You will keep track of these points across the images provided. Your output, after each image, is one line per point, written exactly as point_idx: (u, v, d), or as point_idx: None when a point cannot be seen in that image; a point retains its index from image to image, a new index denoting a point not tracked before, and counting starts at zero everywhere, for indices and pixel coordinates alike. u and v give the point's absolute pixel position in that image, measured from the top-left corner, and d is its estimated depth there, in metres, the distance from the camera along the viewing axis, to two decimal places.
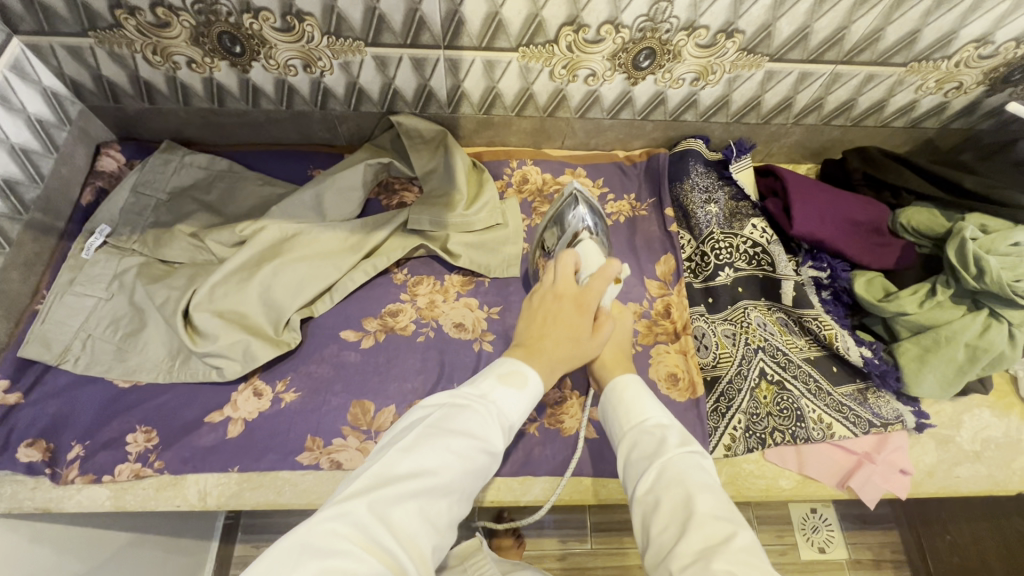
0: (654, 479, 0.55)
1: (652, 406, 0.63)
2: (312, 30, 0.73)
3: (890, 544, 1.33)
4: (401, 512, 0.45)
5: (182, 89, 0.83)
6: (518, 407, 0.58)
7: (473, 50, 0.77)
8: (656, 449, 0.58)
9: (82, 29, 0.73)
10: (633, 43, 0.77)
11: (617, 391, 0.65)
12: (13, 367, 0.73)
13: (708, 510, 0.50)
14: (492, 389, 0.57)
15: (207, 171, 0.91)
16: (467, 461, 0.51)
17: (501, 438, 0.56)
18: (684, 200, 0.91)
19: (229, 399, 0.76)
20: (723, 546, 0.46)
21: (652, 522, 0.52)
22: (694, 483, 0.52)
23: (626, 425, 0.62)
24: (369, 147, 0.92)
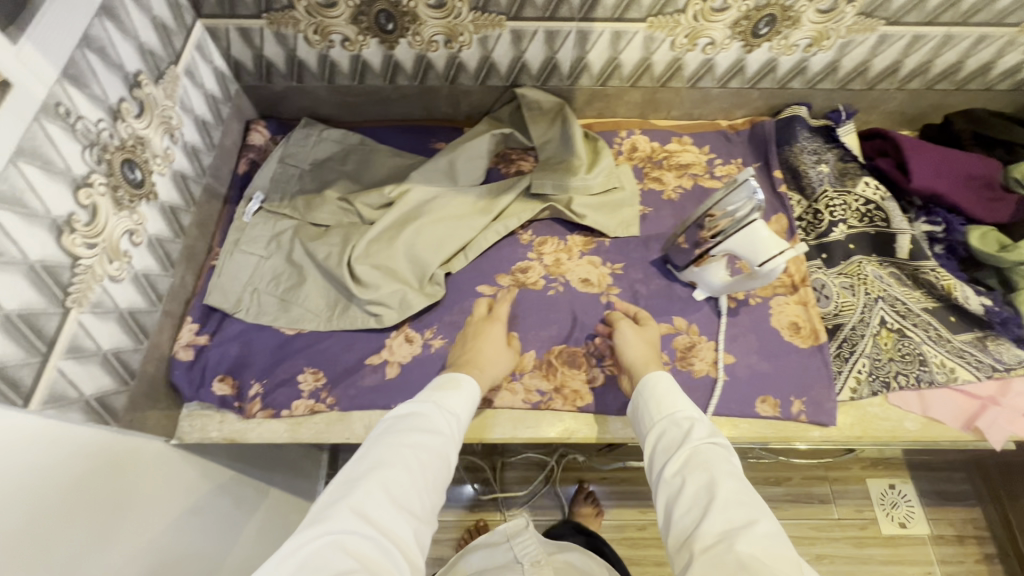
0: (681, 464, 0.61)
1: (681, 398, 0.69)
2: (462, 6, 0.80)
3: (972, 520, 1.33)
4: (380, 507, 0.54)
5: (330, 66, 0.91)
6: (461, 405, 0.68)
7: (605, 22, 0.83)
8: (681, 438, 0.64)
9: (258, 11, 0.81)
10: (757, 10, 0.81)
11: (649, 382, 0.71)
12: (200, 313, 0.81)
13: (732, 498, 0.56)
14: (444, 396, 0.67)
15: (343, 144, 0.98)
16: (427, 459, 0.60)
17: (454, 437, 0.65)
18: (794, 162, 0.95)
19: (384, 344, 0.83)
20: (744, 531, 0.53)
21: (675, 505, 0.59)
22: (720, 470, 0.58)
23: (655, 412, 0.69)
24: (489, 120, 0.98)
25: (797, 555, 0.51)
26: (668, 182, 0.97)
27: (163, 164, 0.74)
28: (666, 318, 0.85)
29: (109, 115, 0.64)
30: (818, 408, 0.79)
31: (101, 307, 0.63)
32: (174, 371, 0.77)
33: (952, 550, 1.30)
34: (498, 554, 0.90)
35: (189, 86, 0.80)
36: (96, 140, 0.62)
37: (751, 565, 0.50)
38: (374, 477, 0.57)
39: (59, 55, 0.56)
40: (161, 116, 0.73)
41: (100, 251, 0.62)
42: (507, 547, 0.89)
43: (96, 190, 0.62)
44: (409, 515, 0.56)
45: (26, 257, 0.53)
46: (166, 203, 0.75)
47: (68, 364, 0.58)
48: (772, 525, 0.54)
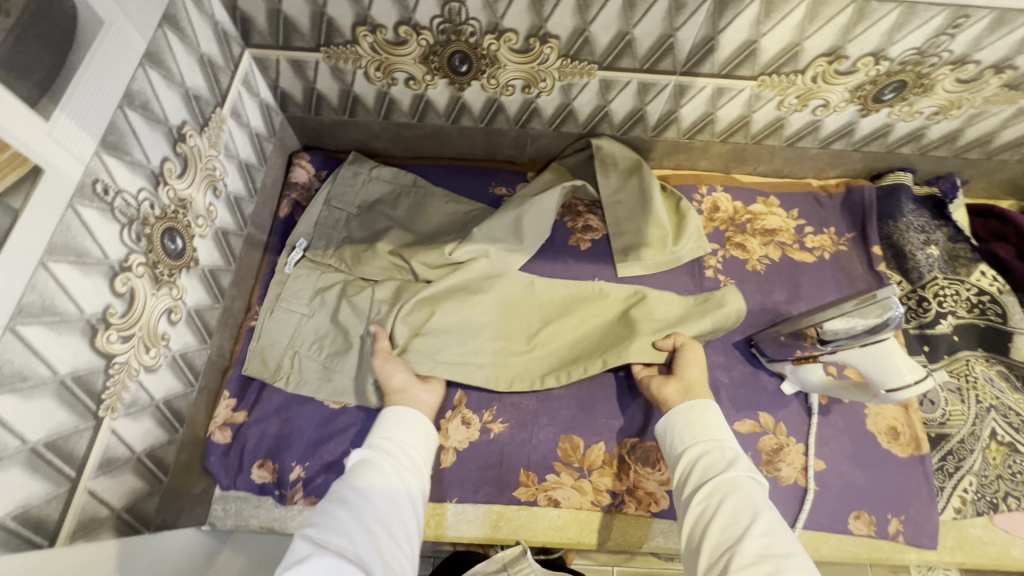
0: (719, 487, 0.55)
1: (725, 429, 0.61)
2: (551, 52, 0.70)
3: None
4: (339, 538, 0.47)
5: (389, 104, 0.81)
6: (414, 434, 0.62)
7: (710, 77, 0.72)
8: (723, 466, 0.57)
9: (315, 44, 0.71)
10: (887, 76, 0.71)
11: (695, 408, 0.63)
12: (237, 386, 0.73)
13: (775, 529, 0.50)
14: (388, 427, 0.62)
15: (393, 185, 0.87)
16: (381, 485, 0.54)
17: (413, 464, 0.59)
18: (899, 239, 0.86)
19: (439, 427, 0.75)
20: (790, 564, 0.47)
21: (706, 528, 0.53)
22: (760, 504, 0.52)
23: (693, 435, 0.61)
24: (556, 168, 0.88)
25: None
26: (753, 250, 0.87)
27: (205, 224, 0.65)
28: (751, 414, 0.77)
29: (151, 182, 0.55)
30: (918, 529, 0.71)
31: (136, 405, 0.55)
32: (208, 455, 0.69)
33: None
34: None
35: (234, 128, 0.70)
36: (136, 215, 0.53)
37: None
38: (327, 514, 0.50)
39: (98, 122, 0.47)
40: (205, 169, 0.64)
41: (136, 342, 0.54)
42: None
43: (135, 273, 0.53)
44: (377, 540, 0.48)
45: (56, 373, 0.44)
46: (206, 267, 0.66)
47: (98, 481, 0.51)
48: (810, 567, 0.48)
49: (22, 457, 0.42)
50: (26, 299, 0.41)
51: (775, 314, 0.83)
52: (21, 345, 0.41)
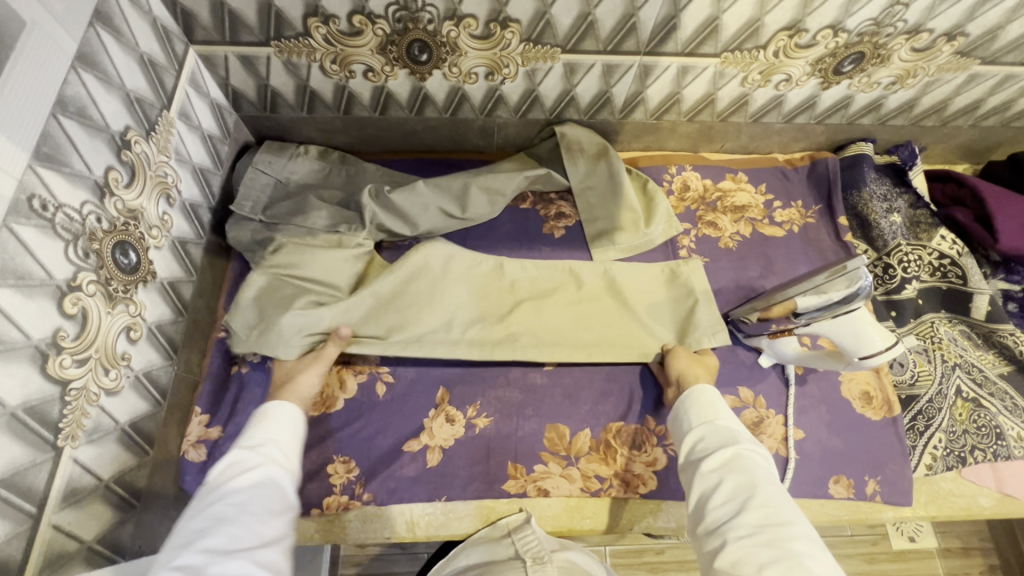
0: (721, 463, 0.57)
1: (725, 408, 0.63)
2: (512, 37, 0.68)
3: None
4: (212, 560, 0.44)
5: (348, 98, 0.78)
6: (282, 430, 0.59)
7: (674, 56, 0.72)
8: (727, 439, 0.59)
9: (265, 38, 0.67)
10: (846, 48, 0.72)
11: (702, 391, 0.65)
12: (210, 401, 0.69)
13: (772, 499, 0.52)
14: (257, 431, 0.58)
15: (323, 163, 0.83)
16: (258, 496, 0.51)
17: (287, 461, 0.57)
18: (863, 209, 0.88)
19: (423, 426, 0.74)
20: (786, 531, 0.49)
21: (710, 501, 0.55)
22: (761, 477, 0.54)
23: (696, 417, 0.63)
24: (524, 157, 0.88)
25: (833, 561, 0.47)
26: (724, 227, 0.88)
27: (161, 235, 0.62)
28: (731, 390, 0.78)
29: (95, 194, 0.51)
30: (894, 488, 0.74)
31: (99, 431, 0.52)
32: (184, 476, 0.65)
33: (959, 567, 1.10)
34: (497, 550, 0.67)
35: (185, 131, 0.67)
36: (82, 230, 0.49)
37: (794, 559, 0.47)
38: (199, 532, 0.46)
39: (28, 133, 0.44)
40: (156, 177, 0.61)
41: (93, 364, 0.51)
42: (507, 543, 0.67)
43: (85, 292, 0.49)
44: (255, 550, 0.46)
45: (4, 405, 0.41)
46: (165, 280, 0.63)
47: (64, 514, 0.48)
48: (810, 530, 0.50)
49: None
50: None
51: (749, 289, 0.84)
52: None
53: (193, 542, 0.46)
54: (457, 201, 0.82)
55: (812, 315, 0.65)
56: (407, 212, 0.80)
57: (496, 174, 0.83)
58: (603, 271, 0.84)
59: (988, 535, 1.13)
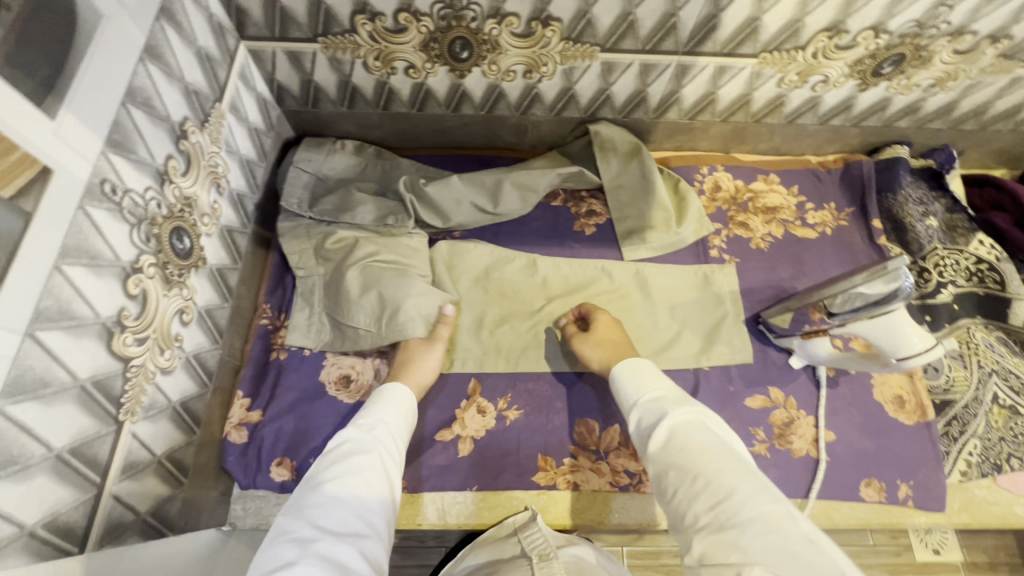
0: (664, 442, 0.56)
1: (654, 380, 0.64)
2: (553, 35, 0.69)
3: None
4: (323, 538, 0.46)
5: (388, 94, 0.80)
6: (397, 415, 0.62)
7: (712, 56, 0.72)
8: (660, 416, 0.59)
9: (313, 34, 0.70)
10: (886, 49, 0.71)
11: (628, 367, 0.66)
12: (251, 386, 0.72)
13: (718, 468, 0.52)
14: (374, 411, 0.61)
15: (359, 158, 0.85)
16: (368, 481, 0.53)
17: (397, 448, 0.59)
18: (898, 212, 0.87)
19: (455, 416, 0.75)
20: (735, 498, 0.49)
21: (666, 488, 0.54)
22: (699, 444, 0.54)
23: (634, 394, 0.64)
24: (556, 155, 0.89)
25: (786, 510, 0.48)
26: (756, 228, 0.88)
27: (211, 223, 0.64)
28: (761, 390, 0.78)
29: (157, 180, 0.54)
30: (926, 494, 0.73)
31: (154, 408, 0.54)
32: (226, 455, 0.68)
33: None
34: (505, 548, 0.63)
35: (234, 123, 0.69)
36: (144, 214, 0.52)
37: (749, 528, 0.46)
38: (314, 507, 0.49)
39: (103, 120, 0.46)
40: (208, 167, 0.63)
41: (150, 344, 0.53)
42: (515, 540, 0.64)
43: (146, 274, 0.52)
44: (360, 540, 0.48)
45: (76, 378, 0.44)
46: (214, 266, 0.65)
47: (122, 486, 0.50)
48: (755, 486, 0.50)
49: (48, 464, 0.41)
50: (42, 304, 0.40)
51: (780, 290, 0.84)
52: (41, 351, 0.40)
53: (307, 514, 0.49)
54: (491, 197, 0.84)
55: (843, 316, 0.66)
56: (444, 208, 0.81)
57: (529, 172, 0.85)
58: (634, 271, 0.85)
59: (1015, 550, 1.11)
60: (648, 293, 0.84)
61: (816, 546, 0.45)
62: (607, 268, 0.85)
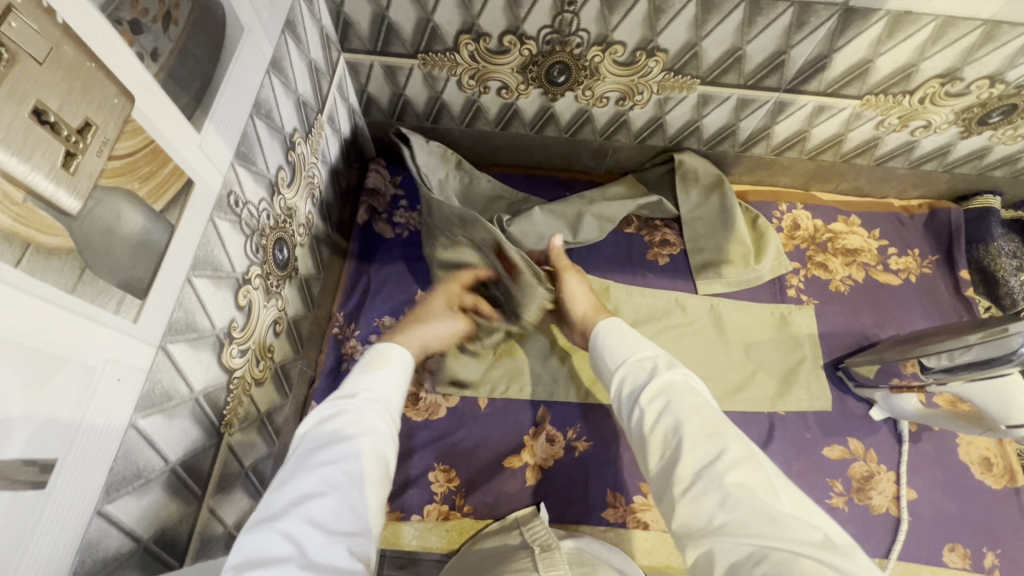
0: (652, 397, 0.50)
1: (634, 335, 0.59)
2: (655, 65, 0.68)
3: None
4: (309, 533, 0.38)
5: (476, 112, 0.80)
6: (388, 391, 0.54)
7: (814, 95, 0.71)
8: (650, 373, 0.53)
9: (414, 51, 0.70)
10: (998, 99, 0.69)
11: (610, 329, 0.61)
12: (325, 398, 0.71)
13: (706, 429, 0.46)
14: (365, 386, 0.53)
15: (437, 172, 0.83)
16: (356, 462, 0.44)
17: (388, 424, 0.51)
18: (990, 265, 0.85)
19: (523, 443, 0.74)
20: (720, 464, 0.43)
21: (648, 446, 0.48)
22: (685, 404, 0.48)
23: (615, 350, 0.58)
24: (631, 181, 0.87)
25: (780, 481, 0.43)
26: (836, 270, 0.86)
27: (304, 233, 0.64)
28: (839, 440, 0.75)
29: (269, 191, 0.54)
30: (1016, 565, 0.70)
31: (247, 419, 0.54)
32: None
33: None
34: (506, 539, 0.62)
35: (329, 134, 0.70)
36: (257, 226, 0.52)
37: (742, 494, 0.41)
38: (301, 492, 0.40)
39: (235, 132, 0.46)
40: (307, 178, 0.63)
41: (250, 355, 0.53)
42: (517, 534, 0.62)
43: (253, 285, 0.52)
44: (351, 533, 0.40)
45: (192, 391, 0.43)
46: (303, 277, 0.65)
47: (216, 498, 0.50)
48: (743, 450, 0.44)
49: (163, 478, 0.41)
50: (174, 316, 0.40)
51: (861, 337, 0.81)
52: (168, 363, 0.40)
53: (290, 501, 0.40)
54: (570, 227, 0.82)
55: (937, 377, 0.65)
56: (524, 241, 0.80)
57: (610, 202, 0.83)
58: (709, 306, 0.83)
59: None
60: (723, 329, 0.81)
61: (800, 519, 0.39)
62: (681, 301, 0.83)
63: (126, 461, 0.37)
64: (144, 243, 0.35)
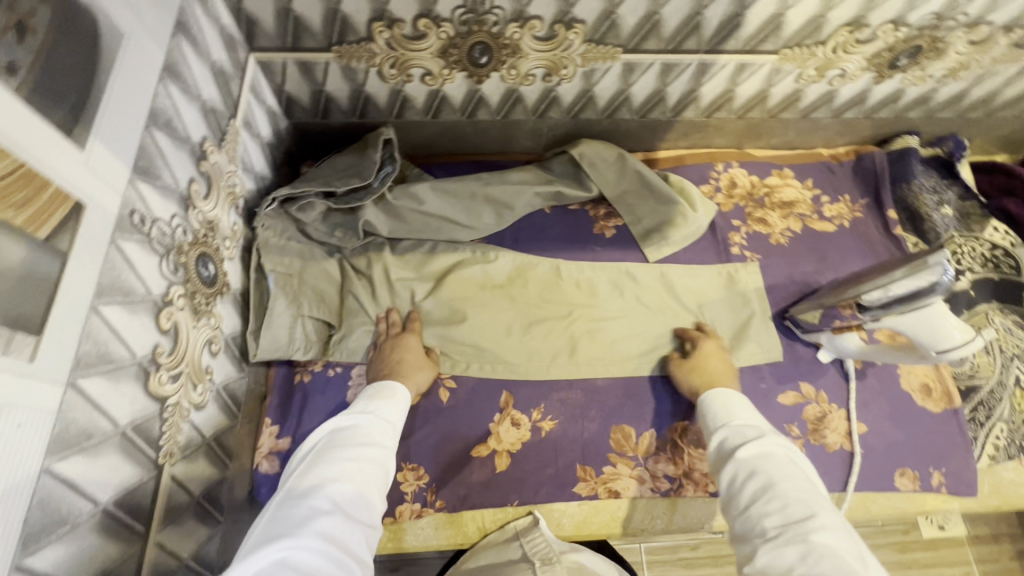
0: (752, 457, 0.53)
1: (745, 410, 0.61)
2: (576, 37, 0.68)
3: (1006, 519, 1.22)
4: (333, 512, 0.46)
5: (402, 102, 0.77)
6: (398, 415, 0.62)
7: (734, 53, 0.72)
8: (751, 437, 0.56)
9: (327, 44, 0.67)
10: (904, 42, 0.72)
11: (720, 395, 0.64)
12: (278, 412, 0.69)
13: (796, 494, 0.48)
14: (379, 406, 0.61)
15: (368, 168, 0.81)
16: (372, 464, 0.52)
17: (393, 440, 0.58)
18: (914, 203, 0.89)
19: (490, 431, 0.73)
20: (809, 524, 0.45)
21: (737, 497, 0.51)
22: (780, 471, 0.51)
23: (712, 416, 0.61)
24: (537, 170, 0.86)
25: (867, 553, 0.44)
26: (775, 224, 0.88)
27: (231, 245, 0.61)
28: (792, 386, 0.78)
29: (181, 206, 0.51)
30: (958, 479, 0.75)
31: (190, 446, 0.51)
32: (257, 487, 0.66)
33: (988, 550, 1.19)
34: (506, 553, 0.67)
35: (248, 139, 0.66)
36: (172, 243, 0.49)
37: (826, 552, 0.43)
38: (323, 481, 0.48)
39: (129, 146, 0.43)
40: (226, 187, 0.60)
41: (184, 380, 0.50)
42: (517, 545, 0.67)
43: (176, 306, 0.49)
44: (364, 521, 0.48)
45: (117, 426, 0.41)
46: (235, 290, 0.62)
47: (165, 532, 0.48)
48: (837, 523, 0.46)
49: (95, 519, 0.39)
50: (82, 349, 0.37)
51: (803, 285, 0.84)
52: (81, 399, 0.37)
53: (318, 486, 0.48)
54: (464, 210, 0.81)
55: (869, 313, 0.68)
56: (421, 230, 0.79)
57: (505, 186, 0.82)
58: (659, 274, 0.84)
59: (1011, 522, 1.22)
60: (674, 293, 0.83)
61: None
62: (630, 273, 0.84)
63: (45, 510, 0.34)
64: (28, 275, 0.33)
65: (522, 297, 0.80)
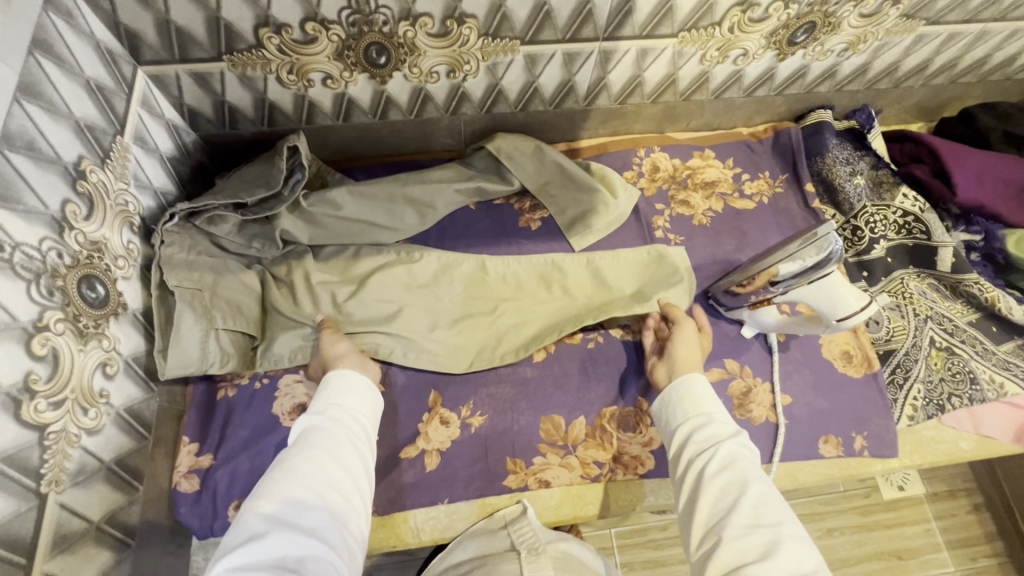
0: (729, 454, 0.57)
1: (719, 405, 0.64)
2: (470, 33, 0.68)
3: (961, 475, 1.26)
4: (286, 508, 0.48)
5: (309, 107, 0.76)
6: (355, 396, 0.63)
7: (632, 39, 0.72)
8: (725, 435, 0.60)
9: (217, 53, 0.65)
10: (797, 19, 0.73)
11: (691, 383, 0.66)
12: (198, 429, 0.69)
13: (763, 498, 0.53)
14: (328, 396, 0.62)
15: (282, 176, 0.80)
16: (324, 451, 0.54)
17: (351, 424, 0.60)
18: (828, 174, 0.91)
19: (418, 431, 0.73)
20: (778, 530, 0.50)
21: (704, 489, 0.56)
22: (755, 475, 0.55)
23: (688, 410, 0.64)
24: (457, 166, 0.86)
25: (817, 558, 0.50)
26: (697, 205, 0.89)
27: (127, 264, 0.60)
28: (717, 363, 0.79)
29: (54, 229, 0.50)
30: (880, 442, 0.77)
31: (84, 473, 0.53)
32: (178, 507, 0.65)
33: (946, 507, 1.23)
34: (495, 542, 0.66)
35: (142, 155, 0.65)
36: (43, 267, 0.48)
37: (788, 557, 0.48)
38: (274, 481, 0.50)
39: None
40: (117, 206, 0.59)
41: (69, 405, 0.50)
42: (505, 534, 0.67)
43: (54, 330, 0.48)
44: (326, 504, 0.50)
45: None
46: (134, 310, 0.61)
47: None
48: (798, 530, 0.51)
49: None
50: None
51: (726, 263, 0.86)
52: None
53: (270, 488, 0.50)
54: (386, 211, 0.79)
55: (777, 289, 0.69)
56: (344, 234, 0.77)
57: (424, 184, 0.81)
58: (584, 262, 0.84)
59: (964, 476, 1.26)
60: (601, 281, 0.83)
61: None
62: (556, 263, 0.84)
63: None
64: None
65: (446, 296, 0.80)
